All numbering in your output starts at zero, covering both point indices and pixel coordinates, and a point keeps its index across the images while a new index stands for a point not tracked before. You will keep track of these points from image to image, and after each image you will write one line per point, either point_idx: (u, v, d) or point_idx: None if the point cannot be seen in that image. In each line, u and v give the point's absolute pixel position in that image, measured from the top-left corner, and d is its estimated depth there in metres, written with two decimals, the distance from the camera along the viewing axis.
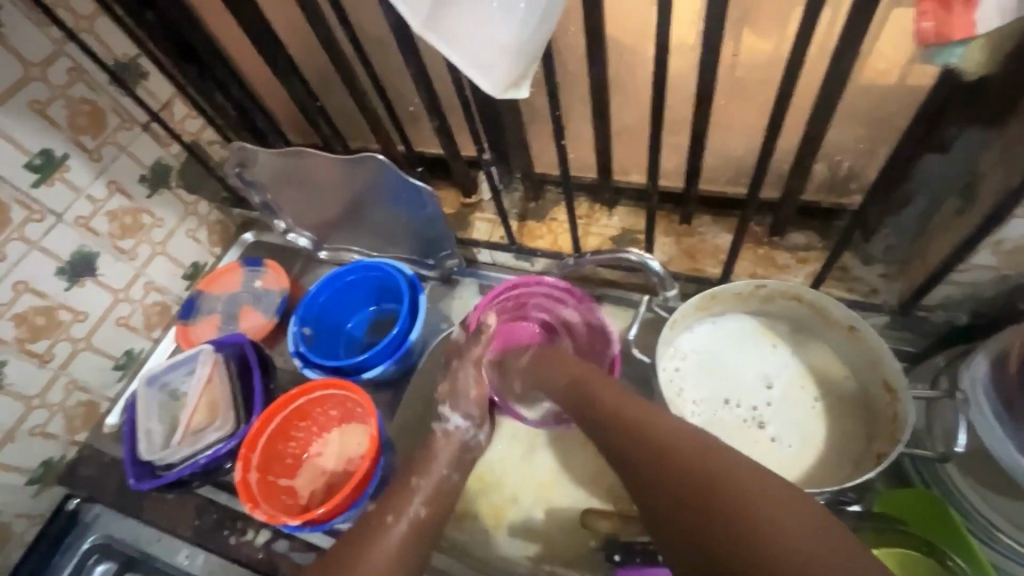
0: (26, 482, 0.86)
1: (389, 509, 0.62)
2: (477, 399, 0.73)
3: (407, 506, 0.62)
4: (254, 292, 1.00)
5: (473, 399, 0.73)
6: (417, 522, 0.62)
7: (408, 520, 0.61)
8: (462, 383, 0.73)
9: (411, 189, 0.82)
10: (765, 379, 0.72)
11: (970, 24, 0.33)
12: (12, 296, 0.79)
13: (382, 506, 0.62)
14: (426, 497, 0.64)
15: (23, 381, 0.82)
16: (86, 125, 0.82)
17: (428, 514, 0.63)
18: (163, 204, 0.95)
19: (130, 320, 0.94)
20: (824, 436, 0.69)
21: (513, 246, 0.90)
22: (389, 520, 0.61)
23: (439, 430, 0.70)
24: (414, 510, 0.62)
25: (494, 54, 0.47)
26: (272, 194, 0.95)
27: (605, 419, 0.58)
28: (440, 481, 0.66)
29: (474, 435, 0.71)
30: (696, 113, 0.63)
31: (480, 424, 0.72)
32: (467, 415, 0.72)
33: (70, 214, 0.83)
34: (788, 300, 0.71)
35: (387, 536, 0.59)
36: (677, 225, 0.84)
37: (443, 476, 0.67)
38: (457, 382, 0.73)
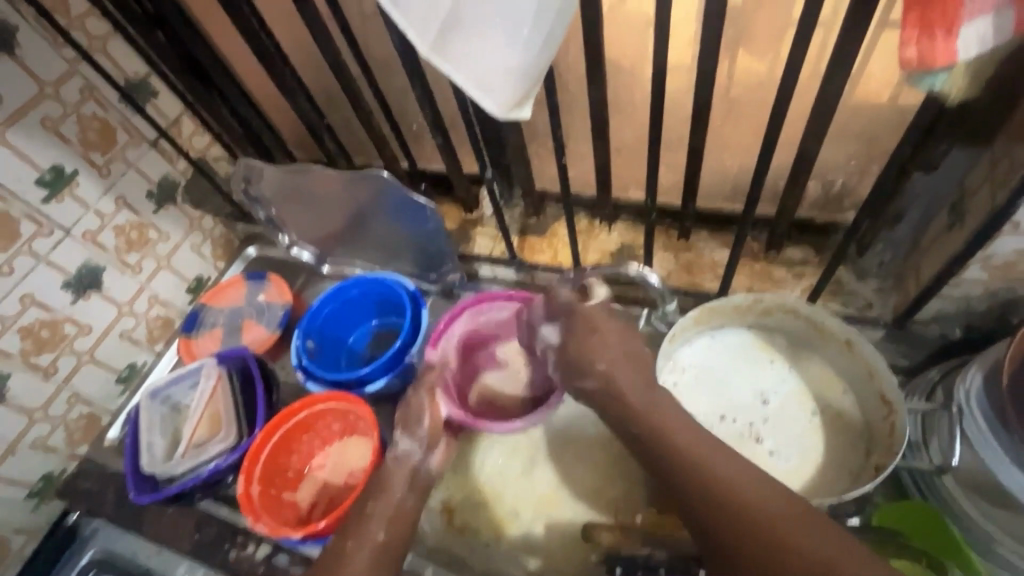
0: (25, 496, 0.85)
1: (351, 536, 0.63)
2: (430, 425, 0.71)
3: (367, 531, 0.63)
4: (257, 305, 1.01)
5: (426, 424, 0.71)
6: None
7: (369, 546, 0.62)
8: (415, 409, 0.72)
9: (414, 205, 0.83)
10: (763, 392, 0.73)
11: (950, 52, 0.35)
12: (19, 309, 0.80)
13: (346, 530, 0.63)
14: (385, 521, 0.64)
15: (27, 394, 0.83)
16: (96, 142, 0.84)
17: (388, 539, 0.63)
18: (169, 219, 0.96)
19: (134, 333, 0.95)
20: (822, 450, 0.69)
21: (515, 261, 0.92)
22: (348, 547, 0.62)
23: (389, 455, 0.69)
24: (374, 534, 0.63)
25: (498, 77, 0.49)
26: (277, 209, 0.97)
27: (649, 440, 0.59)
28: (396, 505, 0.65)
29: (427, 460, 0.69)
30: (693, 132, 0.65)
31: (431, 449, 0.70)
32: (418, 439, 0.70)
33: (78, 228, 0.84)
34: (785, 315, 0.73)
35: (350, 565, 0.60)
36: (675, 240, 0.85)
37: (398, 501, 0.65)
38: (409, 408, 0.72)
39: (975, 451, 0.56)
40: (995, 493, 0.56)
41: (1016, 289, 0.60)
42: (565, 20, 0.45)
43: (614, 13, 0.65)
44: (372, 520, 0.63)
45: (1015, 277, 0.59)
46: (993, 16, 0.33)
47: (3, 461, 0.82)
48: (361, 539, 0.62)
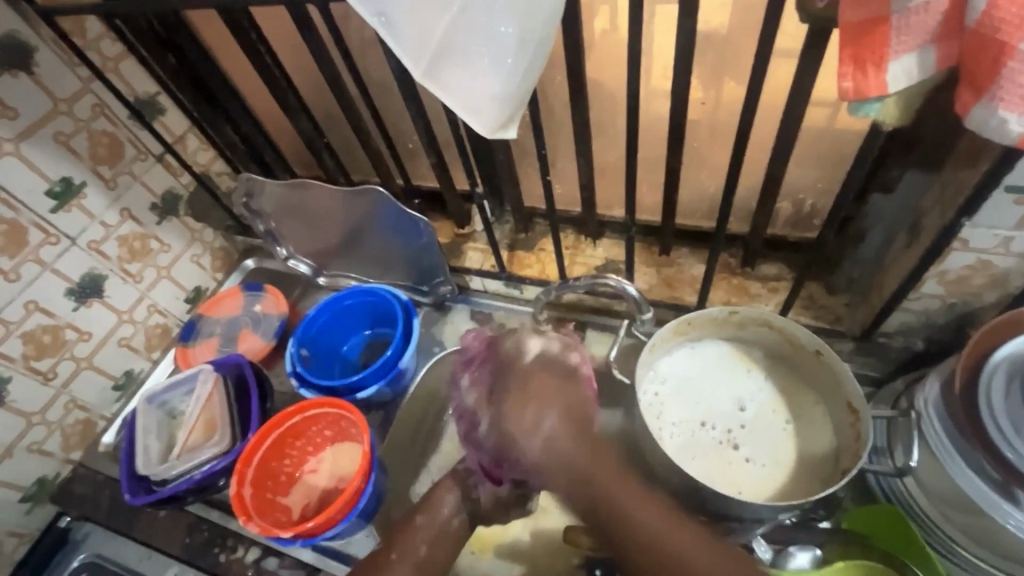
0: (19, 500, 0.87)
1: (394, 548, 0.68)
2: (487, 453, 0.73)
3: (411, 546, 0.68)
4: (254, 315, 1.04)
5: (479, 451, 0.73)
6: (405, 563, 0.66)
7: (411, 560, 0.67)
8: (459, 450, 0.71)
9: (408, 220, 0.88)
10: (740, 401, 0.77)
11: (882, 84, 0.39)
12: (23, 315, 0.83)
13: (389, 544, 0.68)
14: (428, 536, 0.69)
15: (26, 398, 0.85)
16: (105, 156, 0.88)
17: (429, 555, 0.68)
18: (170, 231, 1.00)
19: (132, 340, 0.97)
20: (795, 456, 0.72)
21: (504, 274, 0.95)
22: (394, 557, 0.67)
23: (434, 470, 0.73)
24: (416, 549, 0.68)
25: (484, 101, 0.53)
26: (276, 222, 1.01)
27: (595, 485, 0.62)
28: (441, 523, 0.69)
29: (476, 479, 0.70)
30: (670, 153, 0.70)
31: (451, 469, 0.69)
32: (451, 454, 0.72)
33: (83, 237, 0.88)
34: (760, 326, 0.77)
35: None
36: (657, 256, 0.89)
37: (445, 518, 0.69)
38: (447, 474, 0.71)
39: (933, 454, 0.59)
40: (955, 497, 0.58)
41: (968, 302, 0.64)
42: (546, 49, 0.50)
43: (598, 42, 0.70)
44: (419, 532, 0.68)
45: (969, 291, 0.63)
46: (919, 54, 0.38)
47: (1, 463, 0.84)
48: (404, 552, 0.67)
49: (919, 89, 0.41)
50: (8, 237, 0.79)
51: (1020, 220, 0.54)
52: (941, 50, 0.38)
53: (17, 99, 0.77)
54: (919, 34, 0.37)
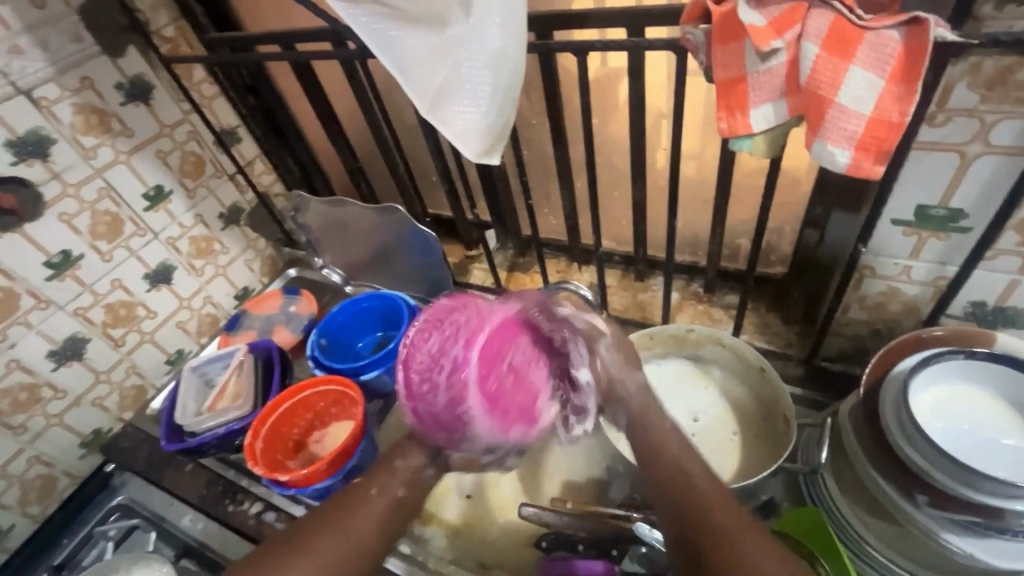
0: (78, 444, 1.03)
1: (375, 484, 0.70)
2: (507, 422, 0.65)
3: (391, 486, 0.70)
4: (288, 314, 1.22)
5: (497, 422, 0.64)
6: (396, 501, 0.69)
7: (388, 498, 0.69)
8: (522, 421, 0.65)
9: (421, 237, 1.05)
10: (693, 411, 0.86)
11: (747, 125, 0.52)
12: (109, 289, 1.01)
13: (370, 480, 0.70)
14: (405, 480, 0.71)
15: (98, 357, 1.02)
16: (190, 171, 1.10)
17: (405, 497, 0.70)
18: (231, 236, 1.21)
19: (187, 324, 1.16)
20: (738, 463, 0.80)
21: (500, 289, 1.09)
22: (373, 493, 0.69)
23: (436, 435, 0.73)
24: (396, 490, 0.70)
25: (470, 134, 0.69)
26: (317, 235, 1.20)
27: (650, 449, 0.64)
28: (415, 469, 0.71)
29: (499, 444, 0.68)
30: (636, 188, 0.83)
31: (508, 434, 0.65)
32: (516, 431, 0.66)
33: (164, 233, 1.08)
34: (714, 345, 0.86)
35: (365, 503, 0.67)
36: (633, 281, 1.01)
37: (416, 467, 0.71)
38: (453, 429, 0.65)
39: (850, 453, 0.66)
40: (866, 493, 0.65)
41: (889, 329, 0.72)
42: (513, 94, 0.66)
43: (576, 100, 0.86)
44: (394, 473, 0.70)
45: (890, 317, 0.71)
46: (772, 105, 0.51)
47: (70, 410, 1.00)
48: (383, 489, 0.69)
49: (782, 133, 0.54)
50: (111, 226, 1.00)
51: (912, 250, 0.63)
52: (789, 103, 0.50)
53: (135, 122, 1.00)
54: (770, 90, 0.50)
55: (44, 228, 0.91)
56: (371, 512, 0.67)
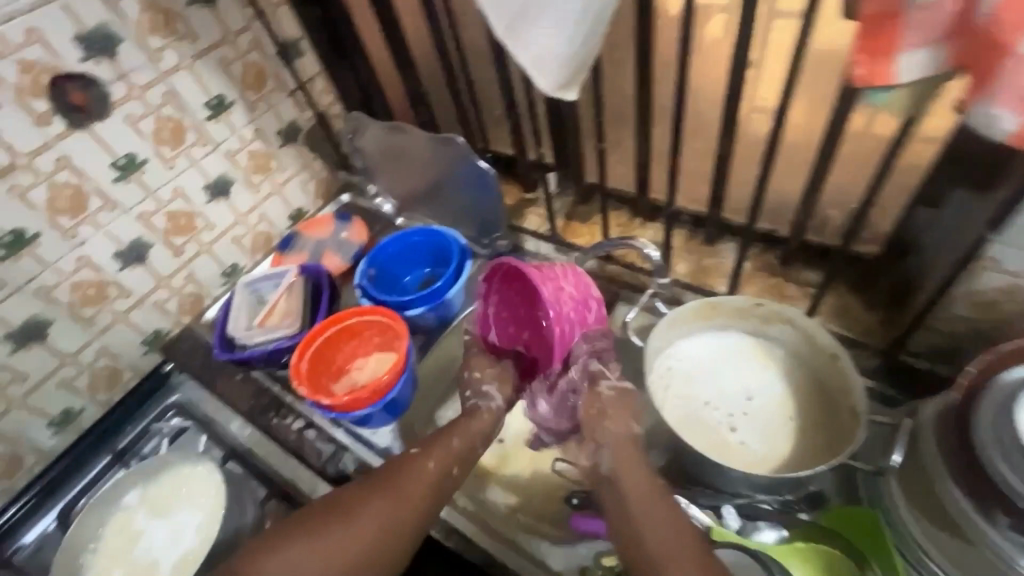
0: (140, 342, 1.07)
1: (431, 457, 0.76)
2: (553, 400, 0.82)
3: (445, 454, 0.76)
4: (339, 241, 1.21)
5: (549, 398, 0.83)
6: (447, 472, 0.75)
7: (440, 467, 0.75)
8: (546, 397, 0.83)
9: (478, 174, 1.00)
10: (747, 390, 0.81)
11: (890, 73, 0.43)
12: (171, 196, 1.02)
13: (427, 453, 0.76)
14: (458, 456, 0.77)
15: (159, 262, 1.05)
16: (252, 82, 1.07)
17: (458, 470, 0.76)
18: (289, 155, 1.19)
19: (243, 240, 1.17)
20: (791, 449, 0.75)
21: (555, 237, 1.04)
22: (430, 466, 0.75)
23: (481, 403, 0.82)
24: (449, 461, 0.76)
25: (549, 61, 0.62)
26: (373, 162, 1.17)
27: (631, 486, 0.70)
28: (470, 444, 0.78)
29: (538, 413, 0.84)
30: (725, 141, 0.74)
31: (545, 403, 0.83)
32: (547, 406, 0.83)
33: (224, 146, 1.07)
34: (782, 323, 0.79)
35: (418, 471, 0.74)
36: (702, 245, 0.93)
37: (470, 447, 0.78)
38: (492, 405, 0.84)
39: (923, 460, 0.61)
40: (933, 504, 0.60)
41: (994, 329, 0.65)
42: (604, 18, 0.58)
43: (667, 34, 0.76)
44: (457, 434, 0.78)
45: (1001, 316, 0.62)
46: (928, 48, 0.41)
47: (133, 310, 1.04)
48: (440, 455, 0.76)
49: (926, 85, 0.45)
50: (173, 133, 0.99)
51: None
52: (948, 49, 0.41)
53: (199, 25, 0.97)
54: (928, 31, 0.41)
55: (111, 128, 0.91)
56: (424, 482, 0.73)
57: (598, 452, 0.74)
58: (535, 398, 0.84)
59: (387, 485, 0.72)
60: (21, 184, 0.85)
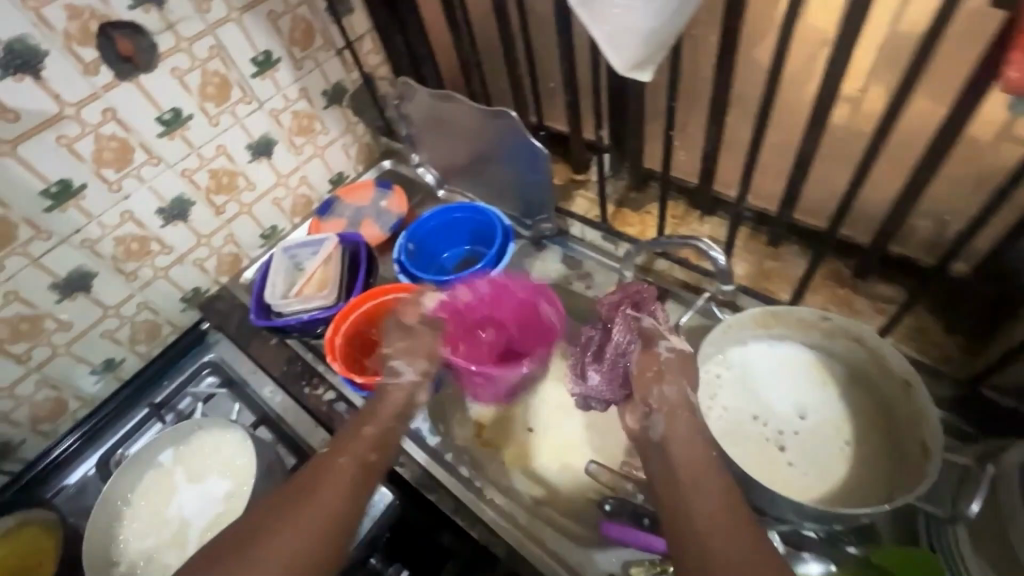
0: (180, 298, 1.08)
1: (343, 453, 0.67)
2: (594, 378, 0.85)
3: (361, 449, 0.68)
4: (378, 208, 1.19)
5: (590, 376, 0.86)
6: (368, 465, 0.67)
7: (349, 465, 0.66)
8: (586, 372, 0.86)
9: (529, 152, 0.94)
10: (801, 407, 0.75)
11: None
12: (214, 154, 1.00)
13: (340, 449, 0.68)
14: (375, 445, 0.70)
15: (201, 221, 1.04)
16: (300, 39, 1.03)
17: (378, 459, 0.69)
18: (332, 117, 1.15)
19: (283, 202, 1.16)
20: (845, 476, 0.70)
21: (604, 224, 0.99)
22: (341, 460, 0.66)
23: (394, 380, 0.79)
24: (366, 454, 0.68)
25: (628, 37, 0.56)
26: (417, 130, 1.13)
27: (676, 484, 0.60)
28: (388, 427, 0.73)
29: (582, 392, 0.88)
30: (811, 137, 0.66)
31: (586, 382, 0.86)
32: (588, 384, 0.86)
33: (269, 104, 1.04)
34: (849, 340, 0.73)
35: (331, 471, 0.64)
36: (764, 246, 0.87)
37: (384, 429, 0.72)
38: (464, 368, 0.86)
39: (1005, 511, 0.56)
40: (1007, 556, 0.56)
41: None
42: None
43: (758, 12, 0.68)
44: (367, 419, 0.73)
45: None
46: None
47: (174, 267, 1.04)
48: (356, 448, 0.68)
49: None
50: (219, 88, 0.96)
51: None
52: None
53: None
54: None
55: (158, 81, 0.89)
56: (342, 477, 0.64)
57: (651, 417, 0.69)
58: (586, 370, 0.86)
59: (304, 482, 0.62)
60: (68, 135, 0.84)
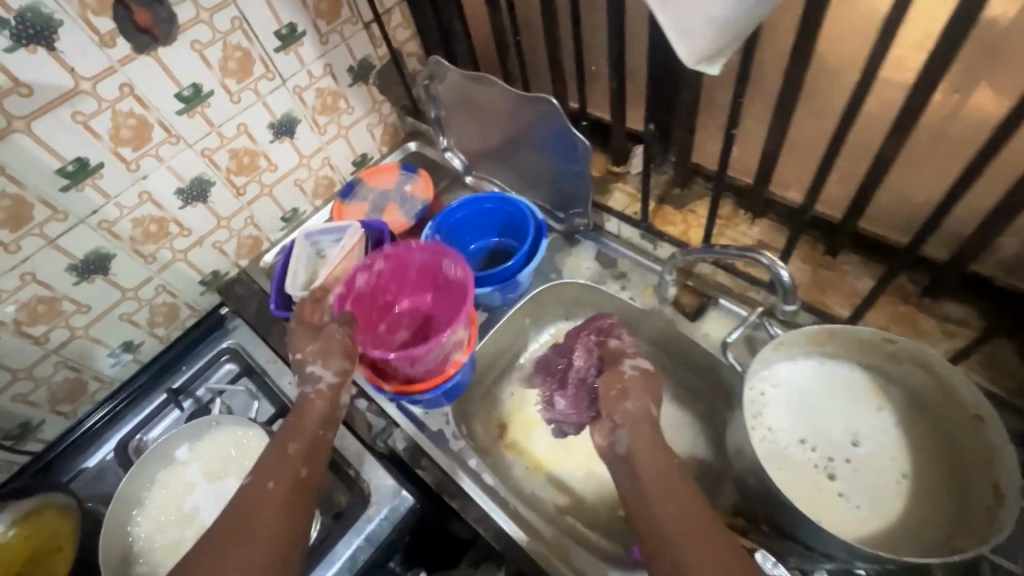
0: (199, 281, 1.05)
1: (270, 477, 0.68)
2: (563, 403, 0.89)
3: (287, 471, 0.69)
4: (402, 193, 1.14)
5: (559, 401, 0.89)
6: (298, 481, 0.69)
7: (286, 484, 0.67)
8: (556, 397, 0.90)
9: (569, 142, 0.88)
10: (854, 433, 0.70)
11: None
12: (235, 133, 0.96)
13: (263, 475, 0.68)
14: (304, 459, 0.70)
15: (221, 202, 1.00)
16: (326, 11, 0.96)
17: (309, 474, 0.70)
18: (358, 95, 1.09)
19: (304, 183, 1.11)
20: (900, 513, 0.65)
21: (644, 222, 0.93)
22: (271, 485, 0.67)
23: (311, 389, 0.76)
24: (297, 470, 0.69)
25: (699, 26, 0.49)
26: (446, 111, 1.06)
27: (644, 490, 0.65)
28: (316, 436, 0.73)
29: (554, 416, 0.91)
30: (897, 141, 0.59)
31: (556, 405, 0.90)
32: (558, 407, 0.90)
33: (292, 81, 0.98)
34: (914, 366, 0.67)
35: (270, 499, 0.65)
36: (820, 255, 0.80)
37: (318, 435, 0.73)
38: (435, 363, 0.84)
39: None
40: None
41: None
42: None
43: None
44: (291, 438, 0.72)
45: None
46: None
47: (193, 249, 1.01)
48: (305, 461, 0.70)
49: None
50: (241, 63, 0.91)
51: None
52: None
53: None
54: None
55: (177, 56, 0.84)
56: (276, 501, 0.65)
57: (616, 432, 0.73)
58: (553, 396, 0.91)
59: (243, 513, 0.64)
60: (84, 112, 0.79)
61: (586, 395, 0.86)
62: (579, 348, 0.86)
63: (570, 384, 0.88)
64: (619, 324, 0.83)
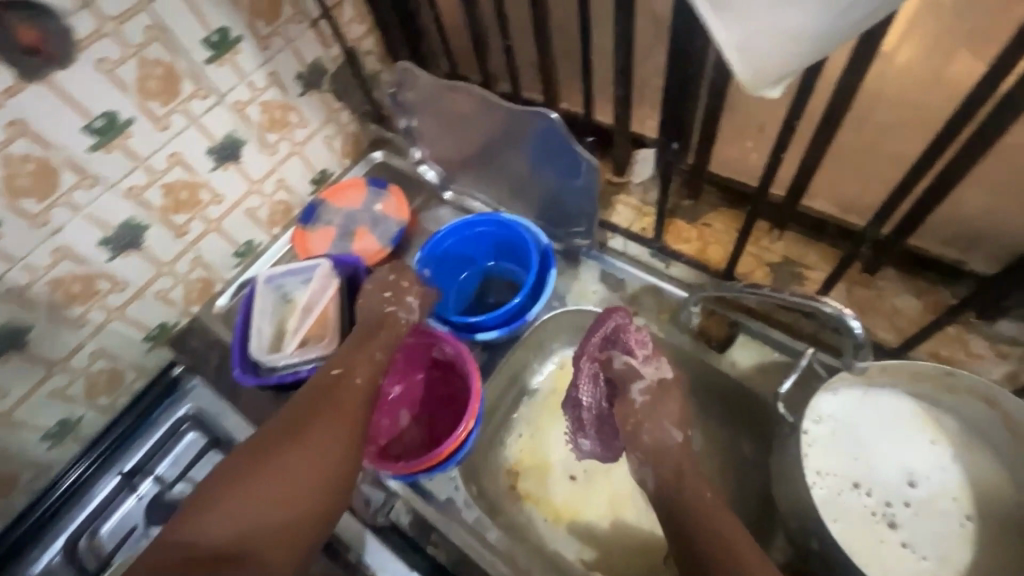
0: (142, 339, 0.89)
1: (355, 372, 0.68)
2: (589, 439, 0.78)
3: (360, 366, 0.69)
4: (374, 215, 1.00)
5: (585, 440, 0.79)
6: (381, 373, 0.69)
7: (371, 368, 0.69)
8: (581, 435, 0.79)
9: (569, 158, 0.76)
10: (909, 472, 0.64)
11: None
12: (167, 165, 0.79)
13: (350, 368, 0.68)
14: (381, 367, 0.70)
15: (159, 247, 0.84)
16: (264, 10, 0.80)
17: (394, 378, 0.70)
18: (311, 106, 0.94)
19: (258, 212, 0.95)
20: (968, 562, 0.60)
21: (658, 242, 0.85)
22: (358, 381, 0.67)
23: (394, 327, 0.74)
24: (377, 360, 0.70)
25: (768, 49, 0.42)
26: (419, 120, 0.92)
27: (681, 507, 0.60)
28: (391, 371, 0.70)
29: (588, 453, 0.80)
30: None
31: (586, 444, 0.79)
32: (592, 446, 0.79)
33: (231, 96, 0.82)
34: (976, 400, 0.61)
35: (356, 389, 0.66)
36: (856, 272, 0.75)
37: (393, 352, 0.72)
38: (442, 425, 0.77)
39: None
40: None
41: None
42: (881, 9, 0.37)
43: None
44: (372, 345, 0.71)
45: None
46: None
47: (131, 304, 0.85)
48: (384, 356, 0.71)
49: None
50: (164, 82, 0.74)
51: None
52: None
53: None
54: None
55: (78, 79, 0.67)
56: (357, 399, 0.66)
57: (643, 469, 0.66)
58: (576, 438, 0.79)
59: (325, 409, 0.64)
60: None
61: (610, 426, 0.76)
62: (586, 380, 0.73)
63: (587, 422, 0.77)
64: (625, 327, 0.70)
